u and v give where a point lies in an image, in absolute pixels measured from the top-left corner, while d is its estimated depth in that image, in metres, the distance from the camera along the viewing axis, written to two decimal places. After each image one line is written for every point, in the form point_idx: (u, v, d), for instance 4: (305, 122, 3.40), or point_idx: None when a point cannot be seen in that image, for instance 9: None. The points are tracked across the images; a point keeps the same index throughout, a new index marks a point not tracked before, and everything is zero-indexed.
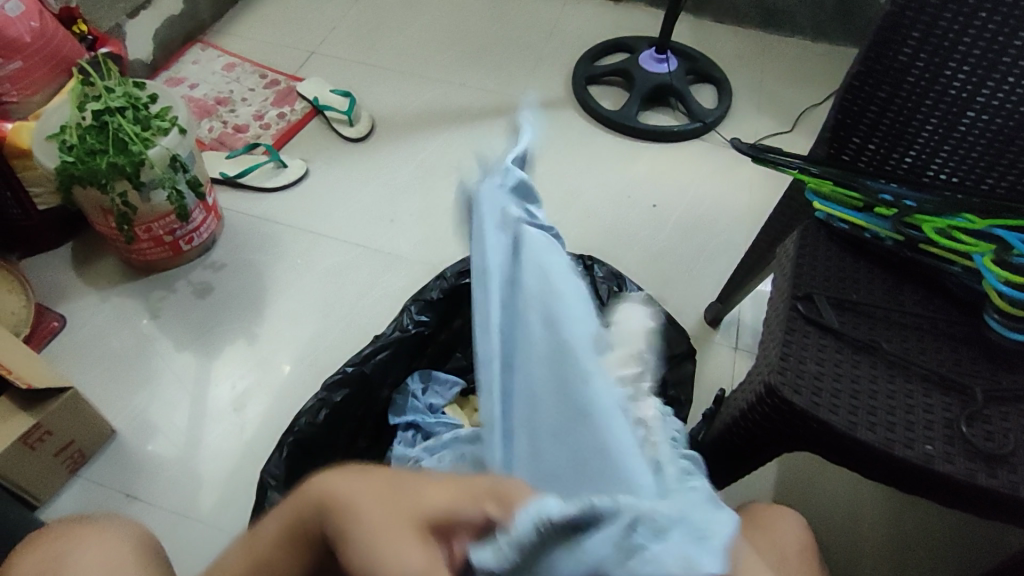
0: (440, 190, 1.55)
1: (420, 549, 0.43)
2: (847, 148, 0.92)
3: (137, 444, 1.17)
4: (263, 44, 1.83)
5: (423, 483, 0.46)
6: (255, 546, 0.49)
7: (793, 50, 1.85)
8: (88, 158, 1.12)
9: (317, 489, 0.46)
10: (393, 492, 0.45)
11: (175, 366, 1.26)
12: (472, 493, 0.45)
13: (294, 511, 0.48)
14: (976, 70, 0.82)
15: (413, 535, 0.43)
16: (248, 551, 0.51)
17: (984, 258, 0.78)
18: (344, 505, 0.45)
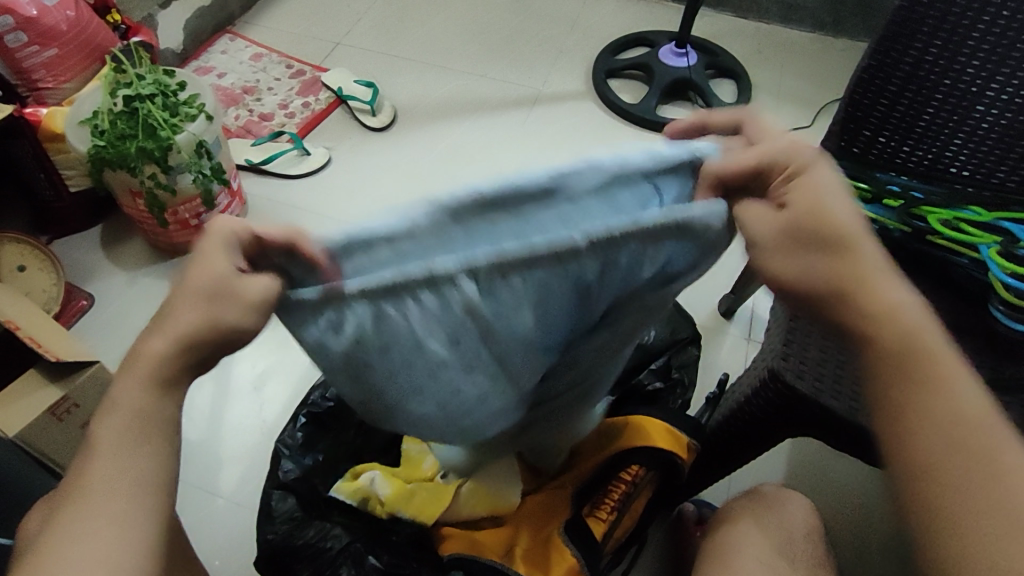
0: (458, 181, 1.58)
1: (158, 341, 0.53)
2: (857, 140, 0.89)
3: None
4: (290, 35, 1.87)
5: (148, 338, 0.53)
6: (144, 373, 0.53)
7: (814, 45, 1.84)
8: (119, 142, 1.17)
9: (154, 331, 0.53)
10: (138, 364, 0.54)
11: None
12: (162, 321, 0.53)
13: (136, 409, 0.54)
14: (986, 63, 0.81)
15: (153, 325, 0.54)
16: (122, 389, 0.54)
17: (990, 250, 0.76)
18: (115, 397, 0.54)
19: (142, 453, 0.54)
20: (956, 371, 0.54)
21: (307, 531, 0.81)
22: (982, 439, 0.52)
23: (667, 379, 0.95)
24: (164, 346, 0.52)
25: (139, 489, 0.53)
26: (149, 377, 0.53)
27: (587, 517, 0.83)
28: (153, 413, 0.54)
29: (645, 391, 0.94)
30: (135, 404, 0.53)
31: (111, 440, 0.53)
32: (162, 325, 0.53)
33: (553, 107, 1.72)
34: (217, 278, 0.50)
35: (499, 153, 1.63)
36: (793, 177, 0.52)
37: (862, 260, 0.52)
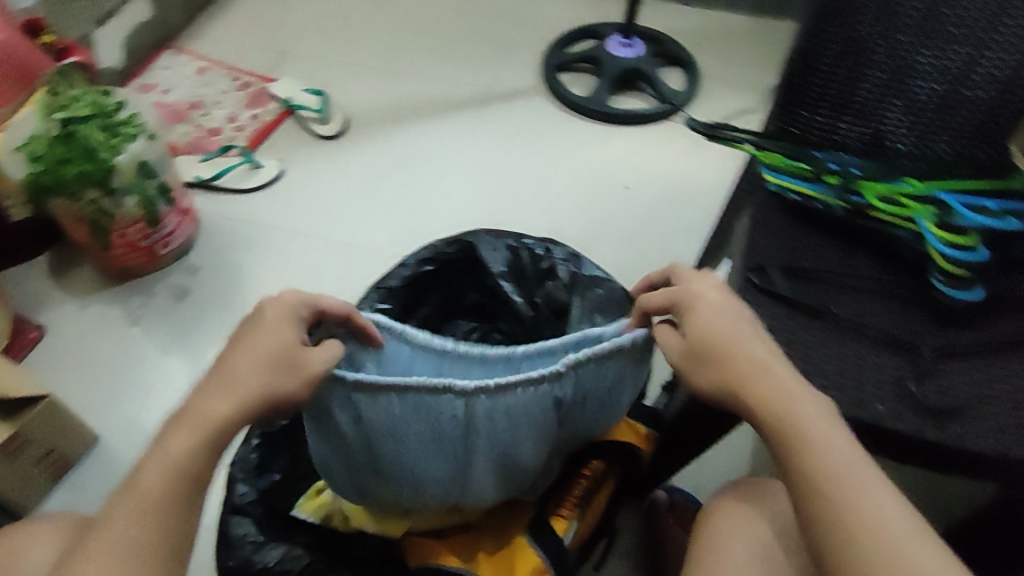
0: (414, 185, 1.57)
1: (220, 405, 0.65)
2: (795, 120, 0.89)
3: (129, 452, 1.20)
4: (234, 46, 1.84)
5: (210, 402, 0.66)
6: (194, 429, 0.65)
7: (759, 28, 1.87)
8: (57, 167, 1.15)
9: (217, 393, 0.66)
10: (197, 422, 0.66)
11: (165, 369, 1.29)
12: (229, 388, 0.66)
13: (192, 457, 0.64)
14: (911, 39, 0.84)
15: (215, 393, 0.67)
16: (176, 438, 0.65)
17: (926, 221, 0.79)
18: (167, 449, 0.65)
19: (182, 497, 0.64)
20: (813, 419, 0.64)
21: (267, 553, 0.80)
22: (844, 477, 0.61)
23: None
24: (230, 407, 0.66)
25: (163, 524, 0.62)
26: (201, 432, 0.65)
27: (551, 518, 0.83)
28: (187, 466, 0.64)
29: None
30: (181, 457, 0.64)
31: (156, 486, 0.63)
32: (227, 387, 0.66)
33: (505, 105, 1.72)
34: (286, 341, 0.68)
35: (453, 153, 1.62)
36: (692, 311, 0.70)
37: (735, 352, 0.67)
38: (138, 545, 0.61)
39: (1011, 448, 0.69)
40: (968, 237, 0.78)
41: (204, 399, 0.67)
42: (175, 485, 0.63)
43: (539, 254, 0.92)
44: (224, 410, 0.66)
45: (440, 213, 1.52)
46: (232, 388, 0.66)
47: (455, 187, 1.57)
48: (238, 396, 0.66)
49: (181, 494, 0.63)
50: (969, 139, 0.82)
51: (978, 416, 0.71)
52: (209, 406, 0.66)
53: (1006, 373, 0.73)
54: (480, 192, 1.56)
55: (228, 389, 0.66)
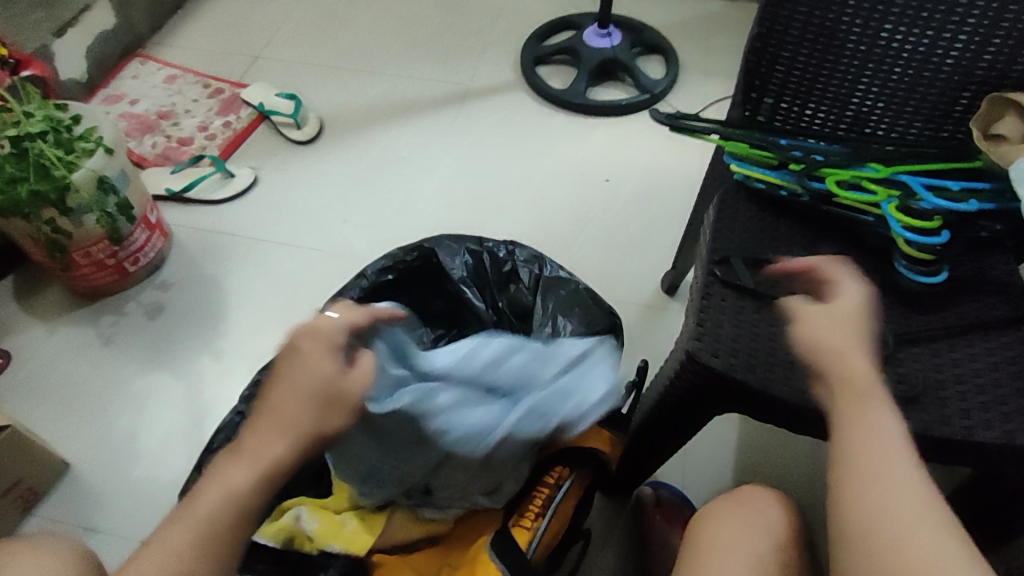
0: (389, 186, 1.54)
1: (277, 440, 0.60)
2: (760, 109, 0.86)
3: (125, 471, 1.18)
4: (204, 53, 1.80)
5: (269, 431, 0.61)
6: (254, 462, 0.60)
7: (739, 12, 1.82)
8: (10, 188, 1.11)
9: (271, 434, 0.60)
10: (251, 456, 0.60)
11: (143, 387, 1.27)
12: (286, 418, 0.61)
13: (243, 488, 0.59)
14: (875, 3, 0.77)
15: (271, 420, 0.61)
16: (232, 474, 0.60)
17: (890, 205, 0.74)
18: (223, 480, 0.60)
19: (236, 539, 0.59)
20: (874, 414, 0.59)
21: None
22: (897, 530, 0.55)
23: None
24: (286, 443, 0.60)
25: (209, 560, 0.58)
26: (259, 471, 0.60)
27: (511, 526, 0.80)
28: (243, 503, 0.59)
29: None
30: (241, 493, 0.59)
31: (205, 521, 0.58)
32: (274, 421, 0.61)
33: (482, 101, 1.68)
34: (328, 376, 0.61)
35: (429, 153, 1.59)
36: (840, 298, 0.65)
37: (835, 346, 0.62)
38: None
39: (973, 432, 0.66)
40: (933, 220, 0.72)
41: (262, 426, 0.61)
42: (223, 525, 0.59)
43: (500, 257, 0.90)
44: (265, 439, 0.61)
45: (416, 215, 1.49)
46: (284, 418, 0.61)
47: (437, 187, 1.53)
48: (295, 426, 0.60)
49: (235, 534, 0.59)
50: (929, 118, 0.82)
51: (941, 402, 0.68)
52: (262, 434, 0.60)
53: (970, 357, 0.71)
54: (457, 190, 1.53)
55: (280, 415, 0.61)
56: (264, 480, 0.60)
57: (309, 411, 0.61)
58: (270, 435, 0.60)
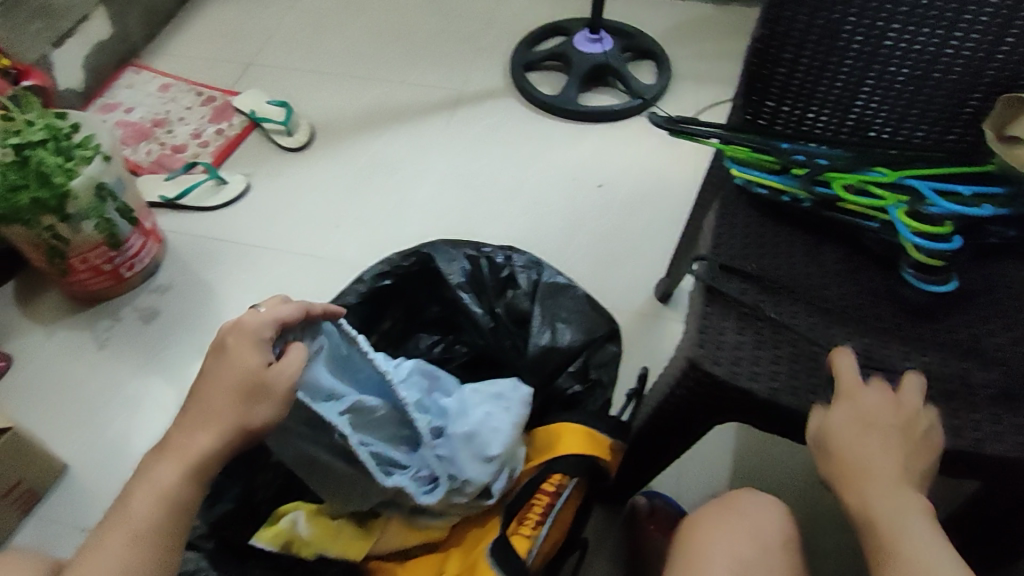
0: (384, 193, 1.54)
1: (203, 437, 0.65)
2: (762, 112, 0.88)
3: (119, 475, 1.17)
4: (198, 61, 1.81)
5: (193, 431, 0.66)
6: (182, 459, 0.65)
7: (730, 18, 1.84)
8: (11, 195, 1.12)
9: (197, 428, 0.65)
10: (181, 454, 0.65)
11: (139, 391, 1.26)
12: (213, 418, 0.65)
13: (178, 485, 0.64)
14: (881, 7, 0.79)
15: (197, 422, 0.66)
16: (161, 472, 0.64)
17: (897, 210, 0.75)
18: (153, 478, 0.64)
19: (172, 531, 0.64)
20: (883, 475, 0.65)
21: None
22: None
23: (586, 381, 0.86)
24: (215, 439, 0.65)
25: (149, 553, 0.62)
26: (186, 465, 0.64)
27: (511, 534, 0.76)
28: (177, 499, 0.64)
29: (563, 396, 0.87)
30: (170, 487, 0.64)
31: (145, 517, 0.63)
32: (204, 420, 0.65)
33: (475, 107, 1.69)
34: (251, 369, 0.65)
35: (423, 159, 1.60)
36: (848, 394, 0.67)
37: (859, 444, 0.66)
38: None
39: (983, 444, 0.67)
40: (944, 226, 0.73)
41: (186, 428, 0.66)
42: (159, 518, 0.63)
43: (498, 263, 0.91)
44: (196, 440, 0.65)
45: (411, 221, 1.50)
46: (210, 418, 0.65)
47: (426, 193, 1.54)
48: (220, 426, 0.65)
49: (169, 526, 0.64)
50: (935, 121, 0.83)
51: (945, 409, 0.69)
52: (191, 432, 0.65)
53: (979, 367, 0.72)
54: (452, 196, 1.53)
55: (207, 416, 0.65)
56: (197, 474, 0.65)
57: (239, 410, 0.65)
58: (198, 433, 0.65)
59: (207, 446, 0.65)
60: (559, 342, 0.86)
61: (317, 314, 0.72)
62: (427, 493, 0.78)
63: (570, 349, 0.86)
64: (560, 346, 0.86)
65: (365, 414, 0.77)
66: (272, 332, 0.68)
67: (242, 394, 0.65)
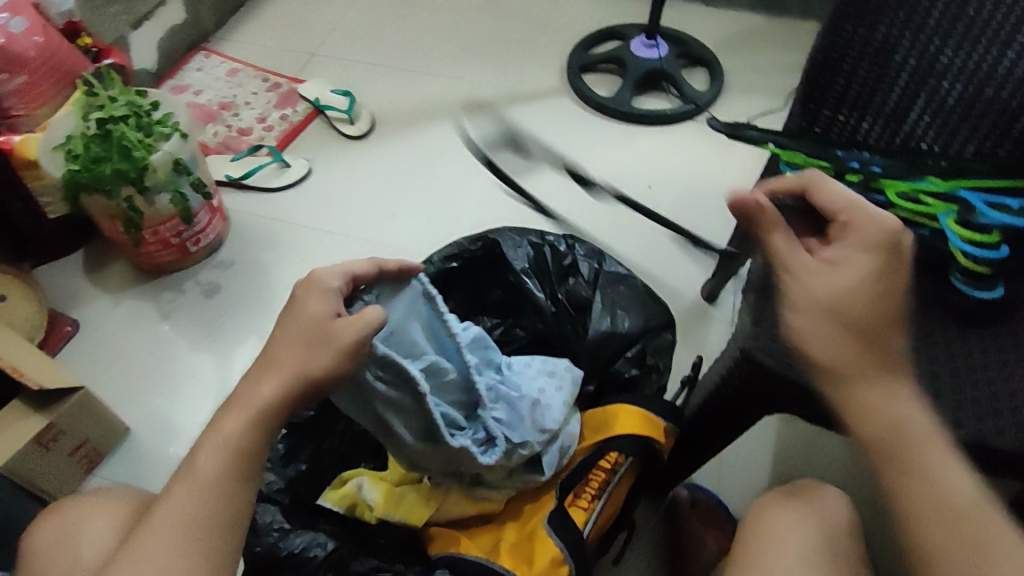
0: (438, 183, 1.59)
1: (270, 386, 0.67)
2: (819, 120, 0.90)
3: (160, 447, 1.23)
4: (265, 49, 1.87)
5: (258, 381, 0.68)
6: (247, 409, 0.67)
7: (785, 28, 1.86)
8: (93, 166, 1.19)
9: (262, 379, 0.68)
10: (246, 404, 0.67)
11: (194, 365, 1.32)
12: (281, 368, 0.67)
13: (243, 434, 0.66)
14: (941, 20, 0.81)
15: (264, 374, 0.68)
16: (228, 421, 0.67)
17: (948, 218, 0.76)
18: (220, 427, 0.67)
19: (241, 475, 0.66)
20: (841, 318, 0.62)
21: (292, 540, 0.81)
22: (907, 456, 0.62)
23: (643, 365, 0.92)
24: (280, 389, 0.67)
25: (220, 497, 0.65)
26: (251, 414, 0.67)
27: (568, 506, 0.84)
28: (245, 447, 0.67)
29: (620, 378, 0.93)
30: (236, 436, 0.66)
31: (213, 466, 0.66)
32: (271, 371, 0.68)
33: (529, 105, 1.73)
34: (317, 318, 0.68)
35: None
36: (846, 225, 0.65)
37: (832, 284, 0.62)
38: (207, 525, 0.64)
39: None
40: (991, 234, 0.75)
41: (252, 380, 0.69)
42: (231, 466, 0.66)
43: (560, 251, 0.98)
44: (261, 389, 0.67)
45: (462, 213, 1.54)
46: (274, 368, 0.68)
47: (479, 187, 1.58)
48: (285, 376, 0.67)
49: (238, 474, 0.66)
50: (987, 136, 0.82)
51: (998, 414, 0.70)
52: (257, 384, 0.68)
53: None
54: (504, 191, 1.57)
55: (272, 366, 0.68)
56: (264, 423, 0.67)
57: (303, 360, 0.67)
58: (263, 383, 0.68)
59: (273, 394, 0.67)
60: (619, 327, 0.92)
61: (392, 270, 0.74)
62: (485, 455, 0.80)
63: (629, 334, 0.92)
64: (619, 331, 0.92)
65: (436, 377, 0.79)
66: (342, 284, 0.71)
67: (309, 342, 0.67)
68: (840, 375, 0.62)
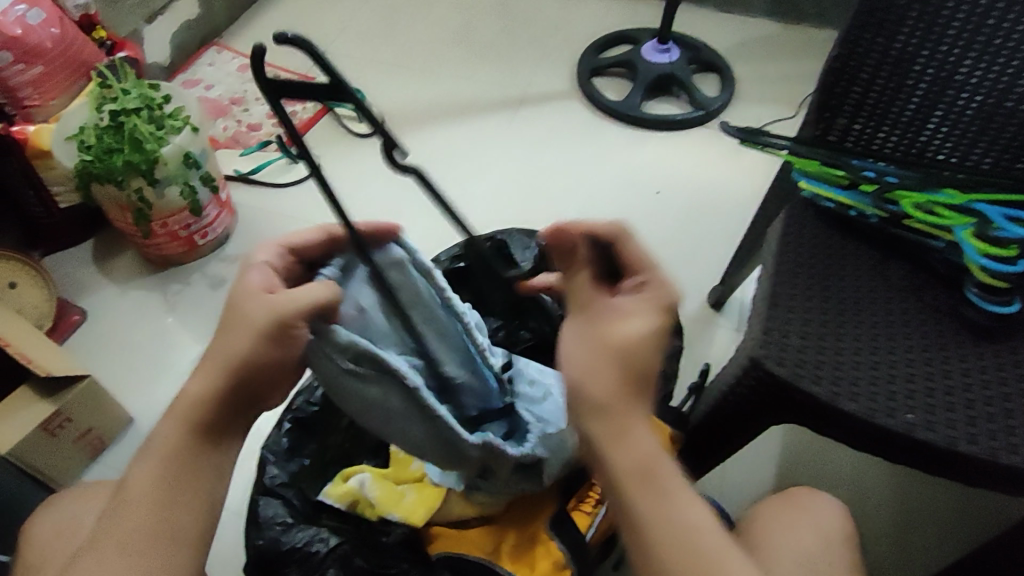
0: (446, 183, 1.59)
1: (199, 380, 0.64)
2: (833, 128, 0.89)
3: None
4: (277, 45, 1.88)
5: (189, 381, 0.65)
6: (184, 410, 0.64)
7: (798, 36, 1.85)
8: (106, 157, 1.19)
9: (194, 379, 0.65)
10: (180, 405, 0.64)
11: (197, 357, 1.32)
12: (211, 359, 0.64)
13: (181, 436, 0.64)
14: (962, 30, 0.80)
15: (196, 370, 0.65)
16: (165, 426, 0.64)
17: (965, 231, 0.75)
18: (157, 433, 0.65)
19: (188, 479, 0.64)
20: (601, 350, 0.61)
21: (295, 535, 0.84)
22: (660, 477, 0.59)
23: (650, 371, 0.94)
24: (213, 382, 0.64)
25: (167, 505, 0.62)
26: (185, 416, 0.64)
27: (572, 511, 0.85)
28: (191, 449, 0.64)
29: None
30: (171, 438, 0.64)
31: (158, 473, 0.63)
32: (202, 368, 0.65)
33: (539, 107, 1.73)
34: (247, 294, 0.64)
35: (485, 155, 1.64)
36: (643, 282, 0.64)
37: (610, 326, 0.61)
38: (154, 533, 0.61)
39: None
40: (1011, 248, 0.73)
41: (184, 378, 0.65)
42: (178, 471, 0.63)
43: None
44: (192, 387, 0.64)
45: (470, 213, 1.54)
46: (204, 363, 0.65)
47: (487, 188, 1.58)
48: (211, 372, 0.64)
49: (184, 476, 0.64)
50: (1005, 149, 0.84)
51: (1010, 429, 0.70)
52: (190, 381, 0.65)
53: None
54: (512, 192, 1.57)
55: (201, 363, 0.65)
56: (226, 410, 0.65)
57: (226, 343, 0.63)
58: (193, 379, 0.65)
59: (201, 390, 0.64)
60: None
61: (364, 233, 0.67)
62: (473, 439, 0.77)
63: None
64: None
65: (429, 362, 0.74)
66: (277, 257, 0.68)
67: (235, 322, 0.64)
68: (585, 399, 0.60)
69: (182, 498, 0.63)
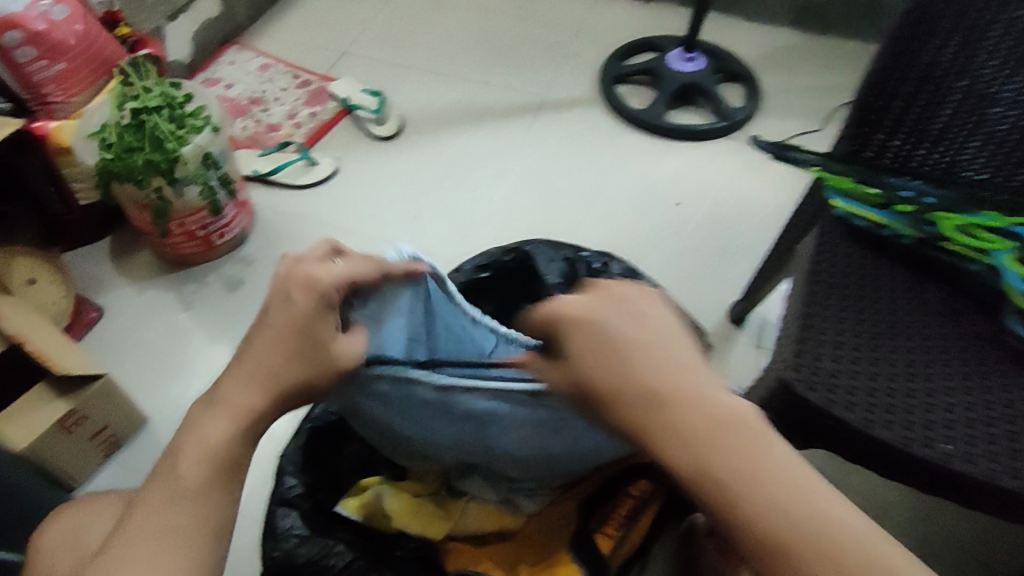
0: (464, 188, 1.57)
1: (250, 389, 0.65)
2: (870, 144, 0.86)
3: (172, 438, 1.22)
4: (297, 45, 1.87)
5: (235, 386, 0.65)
6: (226, 413, 0.65)
7: (825, 46, 1.83)
8: (126, 156, 1.18)
9: (247, 384, 0.65)
10: (228, 408, 0.65)
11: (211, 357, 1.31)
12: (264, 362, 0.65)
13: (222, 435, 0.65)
14: (1015, 49, 0.79)
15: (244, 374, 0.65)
16: (207, 426, 0.65)
17: (1007, 255, 0.73)
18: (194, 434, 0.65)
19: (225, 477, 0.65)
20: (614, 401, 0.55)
21: (308, 548, 0.83)
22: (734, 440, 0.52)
23: None
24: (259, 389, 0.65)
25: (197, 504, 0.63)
26: (235, 418, 0.65)
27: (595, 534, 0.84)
28: (228, 454, 0.65)
29: None
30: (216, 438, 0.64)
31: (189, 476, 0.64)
32: (251, 377, 0.65)
33: (559, 113, 1.71)
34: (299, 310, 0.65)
35: (504, 161, 1.62)
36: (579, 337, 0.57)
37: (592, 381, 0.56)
38: (188, 535, 0.63)
39: None
40: None
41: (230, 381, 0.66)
42: (208, 475, 0.64)
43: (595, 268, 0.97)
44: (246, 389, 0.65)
45: (487, 220, 1.52)
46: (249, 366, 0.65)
47: (505, 195, 1.56)
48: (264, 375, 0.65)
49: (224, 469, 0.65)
50: None
51: None
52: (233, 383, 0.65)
53: None
54: (530, 200, 1.55)
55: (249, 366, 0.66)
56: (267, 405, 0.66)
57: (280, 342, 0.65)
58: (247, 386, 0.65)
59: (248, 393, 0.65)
60: None
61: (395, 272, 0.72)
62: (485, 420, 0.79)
63: None
64: None
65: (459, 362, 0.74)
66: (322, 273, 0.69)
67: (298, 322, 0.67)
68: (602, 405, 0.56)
69: (211, 496, 0.64)
